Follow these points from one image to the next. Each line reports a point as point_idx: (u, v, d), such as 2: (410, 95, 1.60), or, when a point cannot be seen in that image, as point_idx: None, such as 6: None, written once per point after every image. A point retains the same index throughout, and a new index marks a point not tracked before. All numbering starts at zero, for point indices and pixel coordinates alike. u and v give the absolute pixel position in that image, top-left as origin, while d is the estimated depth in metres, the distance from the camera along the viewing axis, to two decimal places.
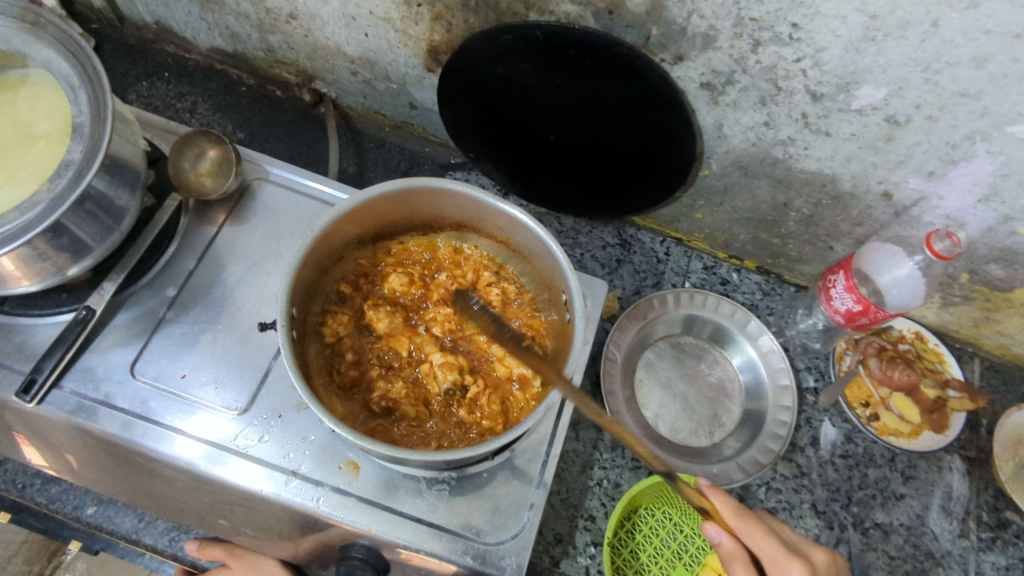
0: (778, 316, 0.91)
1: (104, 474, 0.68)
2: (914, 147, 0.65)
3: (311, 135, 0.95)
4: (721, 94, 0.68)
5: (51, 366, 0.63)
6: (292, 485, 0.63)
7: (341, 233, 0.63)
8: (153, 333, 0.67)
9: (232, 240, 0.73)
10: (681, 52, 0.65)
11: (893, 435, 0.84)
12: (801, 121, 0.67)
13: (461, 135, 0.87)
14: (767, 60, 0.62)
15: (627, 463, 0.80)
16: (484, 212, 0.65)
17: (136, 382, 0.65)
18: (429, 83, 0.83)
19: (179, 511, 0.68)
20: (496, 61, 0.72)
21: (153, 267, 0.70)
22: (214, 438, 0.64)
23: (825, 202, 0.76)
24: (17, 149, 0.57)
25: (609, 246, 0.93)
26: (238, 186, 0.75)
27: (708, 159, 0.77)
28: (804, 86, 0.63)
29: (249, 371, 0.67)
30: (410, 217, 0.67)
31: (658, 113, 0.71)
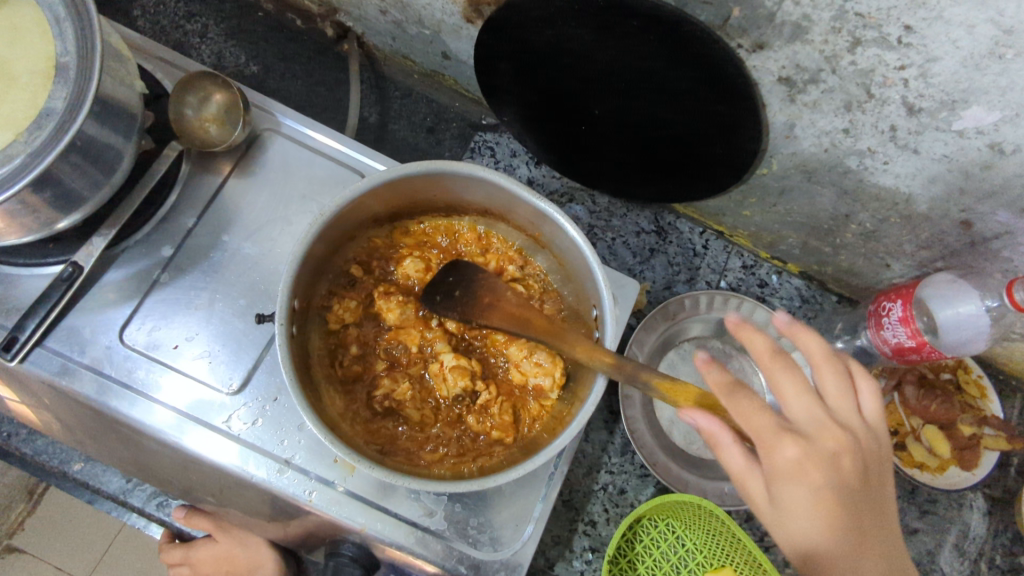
0: (815, 327, 0.85)
1: (88, 438, 0.65)
2: (1013, 180, 0.56)
3: (331, 75, 0.86)
4: (800, 92, 0.59)
5: (33, 326, 0.59)
6: (285, 475, 0.59)
7: (354, 213, 0.56)
8: (145, 296, 0.63)
9: (237, 196, 0.67)
10: (763, 40, 0.55)
11: (918, 468, 0.79)
12: (887, 134, 0.58)
13: (496, 96, 0.78)
14: (864, 62, 0.53)
15: (634, 469, 0.76)
16: (514, 205, 0.58)
17: (124, 349, 0.61)
18: (466, 34, 0.73)
19: (166, 482, 0.65)
20: (546, 23, 0.62)
21: (148, 221, 0.64)
22: (205, 417, 0.60)
23: (893, 219, 0.68)
24: None
25: (644, 233, 0.86)
26: (246, 137, 0.68)
27: (770, 158, 0.69)
28: (901, 97, 0.54)
29: (246, 346, 0.62)
30: (433, 198, 0.59)
31: (723, 105, 0.63)
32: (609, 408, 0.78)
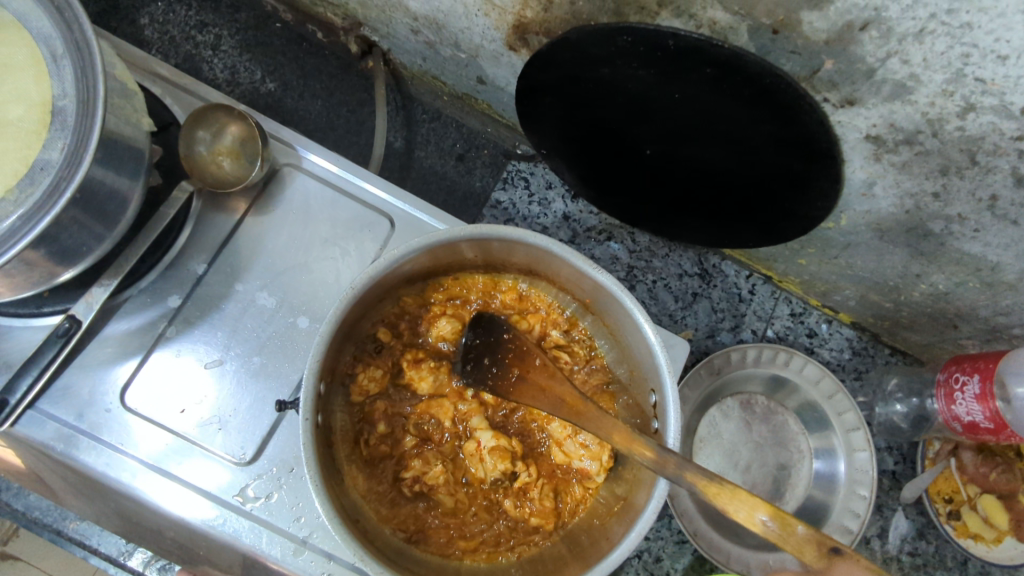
0: (866, 382, 0.79)
1: (85, 501, 0.59)
2: None
3: (354, 94, 0.80)
4: (889, 152, 0.52)
5: (26, 386, 0.53)
6: (301, 556, 0.54)
7: (385, 279, 0.50)
8: (150, 350, 0.57)
9: (252, 240, 0.60)
10: (855, 95, 0.49)
11: (972, 539, 0.73)
12: (984, 202, 0.52)
13: (535, 128, 0.71)
14: (973, 129, 0.46)
15: (672, 535, 0.71)
16: (564, 269, 0.52)
17: (126, 411, 0.55)
18: (506, 61, 0.66)
19: (168, 551, 0.60)
20: (602, 61, 0.56)
21: (155, 267, 0.58)
22: (216, 492, 0.54)
23: (971, 284, 0.62)
24: None
25: (687, 275, 0.80)
26: (264, 173, 0.61)
27: (839, 212, 0.62)
28: (1011, 167, 0.48)
29: (260, 410, 0.56)
30: (472, 257, 0.53)
31: (796, 159, 0.56)
32: None
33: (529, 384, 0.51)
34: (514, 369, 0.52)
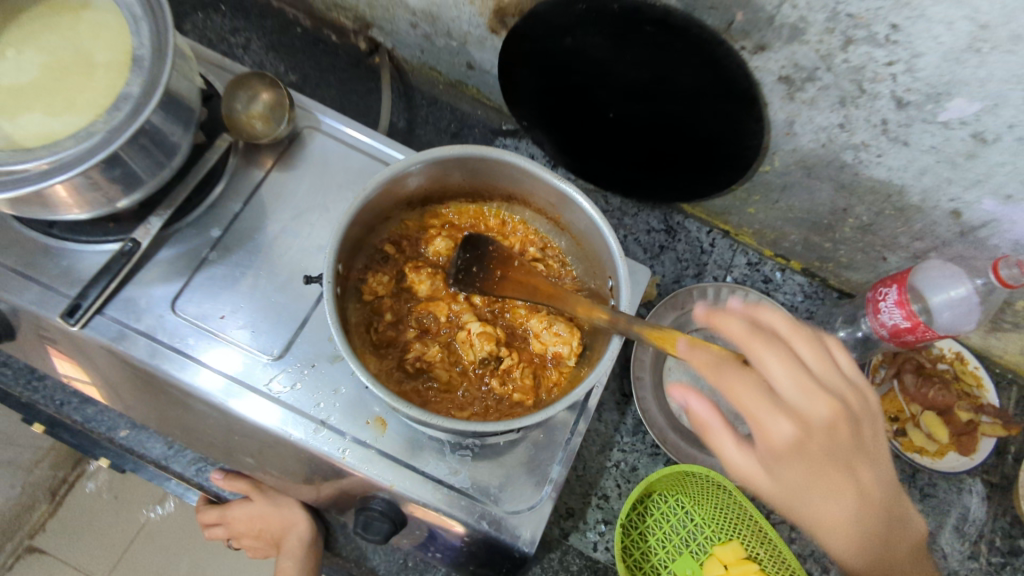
0: (817, 321, 0.89)
1: (141, 400, 0.70)
2: (996, 168, 0.62)
3: (363, 86, 0.93)
4: (798, 90, 0.65)
5: (95, 294, 0.64)
6: (320, 434, 0.65)
7: (391, 194, 0.61)
8: (194, 272, 0.68)
9: (278, 188, 0.73)
10: (764, 41, 0.62)
11: (918, 452, 0.84)
12: (879, 128, 0.64)
13: (517, 102, 0.84)
14: (856, 60, 0.58)
15: (646, 448, 0.82)
16: (538, 189, 0.63)
17: (176, 318, 0.66)
18: (490, 44, 0.80)
19: (207, 445, 0.71)
20: (565, 31, 0.69)
21: (199, 206, 0.70)
22: (251, 381, 0.65)
23: (888, 212, 0.74)
24: (73, 78, 0.56)
25: (654, 231, 0.91)
26: (289, 132, 0.74)
27: (771, 155, 0.75)
28: (890, 91, 0.60)
29: (289, 319, 0.68)
30: (462, 183, 0.65)
31: (727, 104, 0.69)
32: (621, 391, 0.84)
33: (509, 280, 0.62)
34: (496, 270, 0.63)
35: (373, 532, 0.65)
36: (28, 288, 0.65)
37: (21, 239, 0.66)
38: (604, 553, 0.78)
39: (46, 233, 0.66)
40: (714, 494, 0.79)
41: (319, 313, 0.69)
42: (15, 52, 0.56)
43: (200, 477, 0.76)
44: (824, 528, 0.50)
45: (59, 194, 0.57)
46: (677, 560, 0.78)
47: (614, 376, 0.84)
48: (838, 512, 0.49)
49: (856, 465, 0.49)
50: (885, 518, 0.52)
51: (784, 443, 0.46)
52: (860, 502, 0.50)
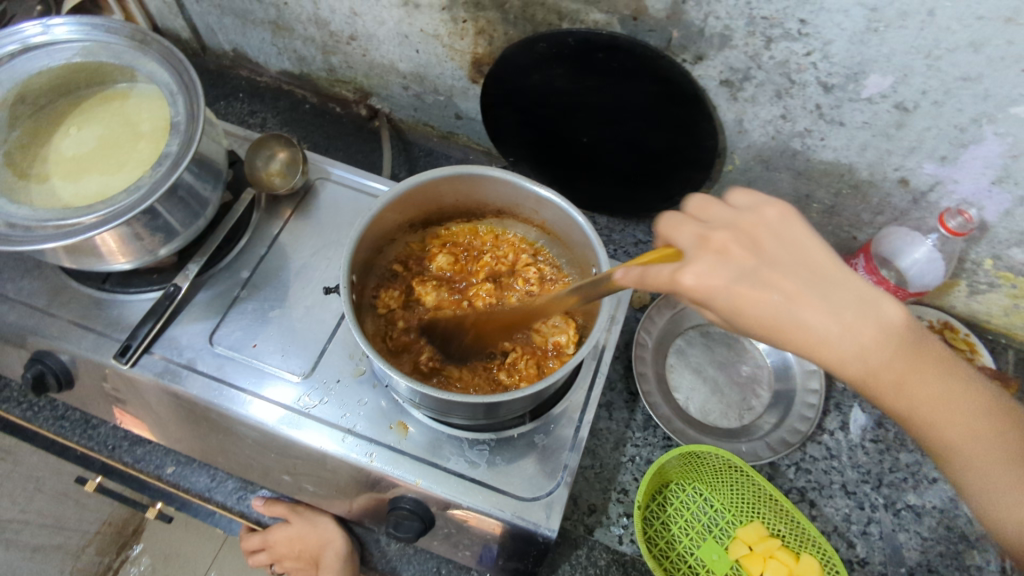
0: None
1: (185, 431, 0.77)
2: (924, 133, 0.69)
3: (366, 146, 1.05)
4: (739, 90, 0.74)
5: (143, 334, 0.72)
6: (348, 441, 0.70)
7: (394, 215, 0.69)
8: (228, 310, 0.77)
9: (298, 231, 0.82)
10: (700, 52, 0.72)
11: None
12: (816, 112, 0.72)
13: (502, 142, 0.94)
14: (780, 55, 0.68)
15: (658, 441, 0.85)
16: (522, 199, 0.71)
17: (214, 350, 0.74)
18: (473, 93, 0.92)
19: (247, 467, 0.77)
20: (533, 68, 0.80)
21: (229, 253, 0.79)
22: (281, 399, 0.72)
23: (845, 191, 0.81)
24: (125, 145, 0.68)
25: (641, 242, 0.99)
26: (303, 184, 0.84)
27: (731, 154, 0.83)
28: (815, 78, 0.69)
29: (314, 343, 0.76)
30: (455, 202, 0.73)
31: (683, 111, 0.78)
32: (629, 390, 0.88)
33: None
34: None
35: (404, 529, 0.68)
36: (85, 336, 0.73)
37: (78, 295, 0.75)
38: (630, 546, 0.79)
39: (99, 288, 0.76)
40: (730, 477, 0.80)
41: (340, 335, 0.76)
42: (78, 129, 0.69)
43: (242, 504, 0.81)
44: (810, 346, 0.49)
45: (105, 242, 0.66)
46: (702, 546, 0.79)
47: (620, 376, 0.89)
48: (817, 329, 0.48)
49: (807, 285, 0.49)
50: (877, 328, 0.50)
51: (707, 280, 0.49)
52: (834, 313, 0.49)
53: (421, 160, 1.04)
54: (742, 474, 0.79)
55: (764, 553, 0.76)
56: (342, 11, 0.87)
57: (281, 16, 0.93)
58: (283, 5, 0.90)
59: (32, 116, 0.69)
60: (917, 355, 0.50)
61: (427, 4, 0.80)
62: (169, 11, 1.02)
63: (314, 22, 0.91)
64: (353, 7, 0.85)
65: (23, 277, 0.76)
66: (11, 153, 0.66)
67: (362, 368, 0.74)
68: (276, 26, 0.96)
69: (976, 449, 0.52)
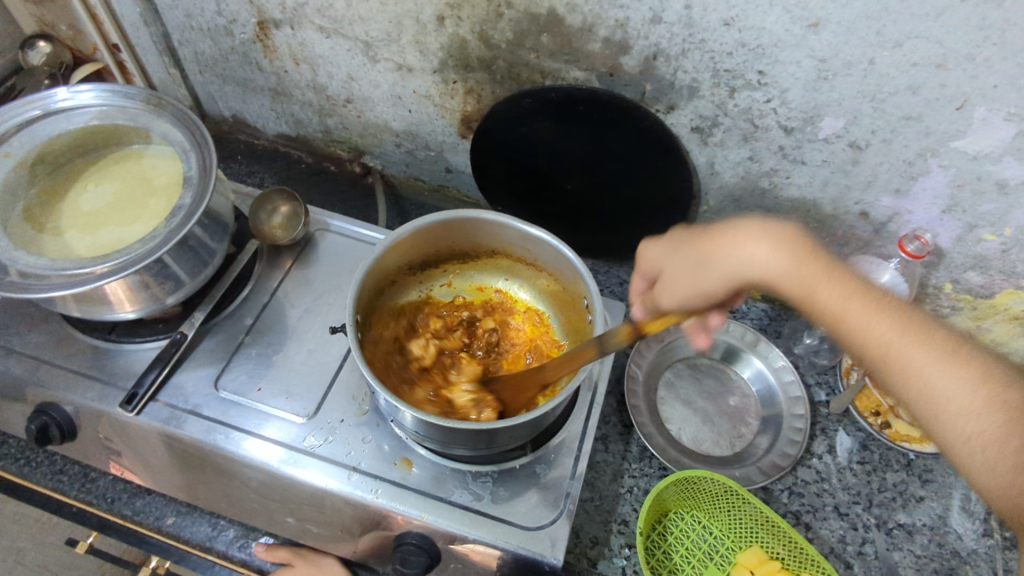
0: (785, 338, 1.00)
1: (187, 476, 0.77)
2: (878, 168, 0.76)
3: (360, 201, 1.09)
4: (709, 136, 0.81)
5: (149, 382, 0.74)
6: (353, 478, 0.71)
7: (395, 256, 0.73)
8: (232, 356, 0.79)
9: (299, 278, 0.86)
10: (672, 102, 0.79)
11: (906, 441, 0.91)
12: (779, 153, 0.79)
13: (490, 192, 1.00)
14: (743, 103, 0.75)
15: (654, 471, 0.87)
16: (514, 239, 0.76)
17: (219, 394, 0.76)
18: (462, 148, 0.98)
19: (251, 512, 0.78)
20: (519, 122, 0.87)
21: (233, 301, 0.82)
22: (286, 440, 0.73)
23: (812, 225, 0.87)
24: (139, 200, 0.72)
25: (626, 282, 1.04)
26: (304, 235, 0.89)
27: (705, 195, 0.90)
28: (776, 122, 0.76)
29: (317, 384, 0.77)
30: (451, 244, 0.78)
31: (659, 157, 0.85)
32: (623, 423, 0.91)
33: None
34: None
35: (412, 565, 0.69)
36: (91, 386, 0.74)
37: (84, 346, 0.77)
38: None
39: (105, 338, 0.78)
40: (727, 503, 0.82)
41: (343, 375, 0.78)
42: (95, 185, 0.74)
43: (243, 552, 0.81)
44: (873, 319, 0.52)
45: (114, 290, 0.69)
46: (705, 573, 0.80)
47: (613, 410, 0.91)
48: (740, 266, 0.55)
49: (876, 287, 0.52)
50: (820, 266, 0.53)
51: (669, 287, 0.58)
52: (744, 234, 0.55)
53: (413, 211, 1.09)
54: (738, 498, 0.81)
55: None
56: (339, 76, 0.93)
57: (280, 83, 0.99)
58: (284, 73, 0.97)
59: (51, 175, 0.73)
60: (883, 304, 0.51)
61: (420, 67, 0.87)
62: (173, 82, 1.08)
63: (312, 88, 0.98)
64: (350, 72, 0.92)
65: (31, 330, 0.78)
66: (31, 208, 0.70)
67: (365, 408, 0.76)
68: (275, 93, 1.02)
69: (962, 405, 0.47)
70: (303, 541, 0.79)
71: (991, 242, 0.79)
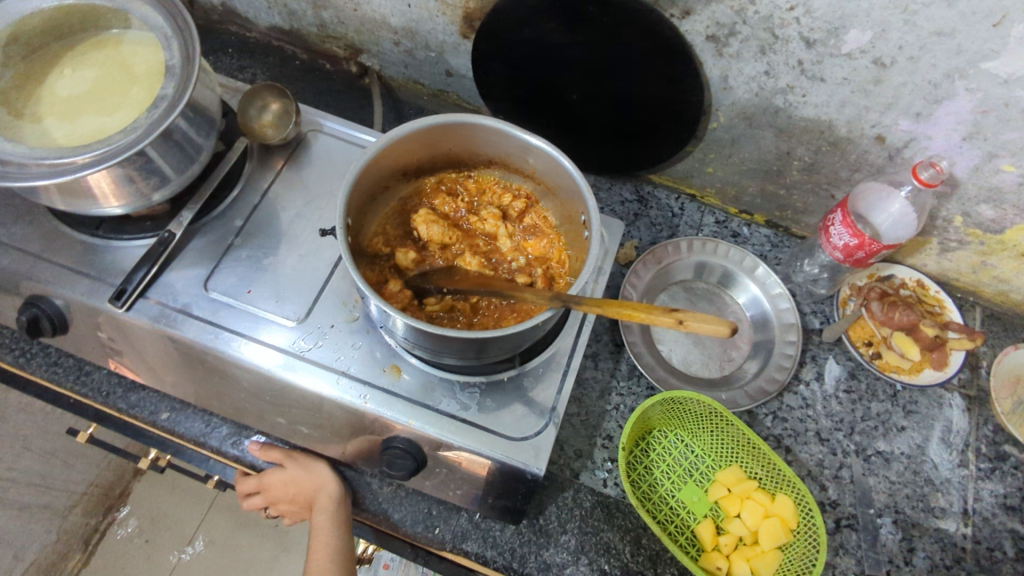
0: (785, 265, 0.98)
1: (181, 373, 0.78)
2: (901, 89, 0.72)
3: (357, 103, 1.05)
4: (725, 46, 0.76)
5: (139, 279, 0.73)
6: (343, 384, 0.72)
7: (388, 161, 0.70)
8: (222, 257, 0.78)
9: (290, 180, 0.84)
10: (689, 7, 0.74)
11: (895, 372, 0.91)
12: (797, 68, 0.75)
13: (492, 99, 0.96)
14: (764, 10, 0.70)
15: (642, 390, 0.88)
16: (512, 148, 0.73)
17: (209, 295, 0.75)
18: (464, 49, 0.93)
19: (243, 411, 0.80)
20: (524, 23, 0.81)
21: (222, 202, 0.80)
22: (276, 343, 0.73)
23: (824, 148, 0.84)
24: (120, 88, 0.69)
25: (628, 201, 1.01)
26: (296, 135, 0.85)
27: (716, 111, 0.86)
28: (798, 33, 0.71)
29: (309, 290, 0.77)
30: (448, 150, 0.75)
31: (669, 67, 0.80)
32: (614, 341, 0.91)
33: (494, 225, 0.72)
34: None
35: (398, 468, 0.71)
36: (79, 281, 0.74)
37: (71, 241, 0.76)
38: (614, 489, 0.83)
39: (92, 233, 0.76)
40: (709, 423, 0.84)
41: (334, 282, 0.78)
42: (73, 71, 0.70)
43: (236, 449, 0.83)
44: None
45: (98, 185, 0.66)
46: (683, 489, 0.82)
47: (606, 329, 0.91)
48: None
49: None
50: None
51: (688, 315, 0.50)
52: None
53: (410, 115, 1.05)
54: (722, 419, 0.82)
55: (741, 494, 0.80)
56: None
57: None
58: None
59: (26, 58, 0.70)
60: None
61: None
62: None
63: None
64: None
65: (16, 222, 0.76)
66: (6, 93, 0.67)
67: (355, 315, 0.76)
68: None
69: None
70: (294, 443, 0.81)
71: (1009, 173, 0.75)
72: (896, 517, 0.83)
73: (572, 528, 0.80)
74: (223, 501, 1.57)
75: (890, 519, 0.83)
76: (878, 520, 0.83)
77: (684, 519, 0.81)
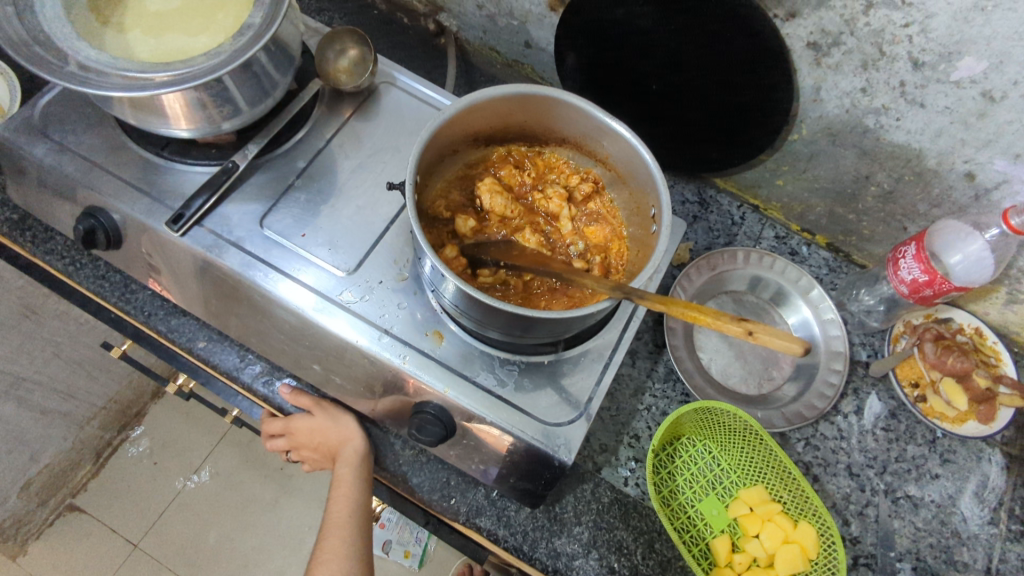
0: (840, 291, 0.95)
1: (224, 305, 0.78)
2: (1005, 126, 0.68)
3: (429, 62, 1.04)
4: (825, 56, 0.73)
5: (197, 206, 0.73)
6: (384, 341, 0.71)
7: (463, 124, 0.69)
8: (281, 196, 0.77)
9: (358, 130, 0.83)
10: (795, 9, 0.71)
11: (938, 418, 0.88)
12: (898, 89, 0.71)
13: (568, 78, 0.94)
14: (877, 23, 0.67)
15: (676, 395, 0.86)
16: (590, 129, 0.70)
17: (263, 233, 0.75)
18: (549, 22, 0.90)
19: (279, 352, 0.80)
20: (619, 3, 0.79)
21: (288, 141, 0.80)
22: (323, 290, 0.73)
23: (907, 177, 0.80)
24: (208, 11, 0.68)
25: (687, 202, 0.99)
26: (369, 85, 0.84)
27: (800, 123, 0.83)
28: (907, 53, 0.67)
29: (362, 243, 0.76)
30: (523, 122, 0.73)
31: (760, 69, 0.77)
32: (654, 342, 0.89)
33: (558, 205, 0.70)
34: None
35: (427, 434, 0.70)
36: (139, 199, 0.74)
37: (136, 157, 0.76)
38: (634, 489, 0.81)
39: (157, 153, 0.76)
40: (741, 440, 0.82)
41: (388, 238, 0.77)
42: None
43: (266, 389, 0.84)
44: None
45: (171, 105, 0.66)
46: (704, 500, 0.81)
47: (648, 328, 0.90)
48: None
49: None
50: None
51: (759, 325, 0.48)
52: None
53: (481, 82, 1.03)
54: (755, 437, 0.81)
55: (763, 515, 0.78)
56: None
57: None
58: None
59: None
60: None
61: None
62: None
63: None
64: None
65: (85, 130, 0.76)
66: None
67: (405, 275, 0.75)
68: None
69: None
70: (325, 392, 0.81)
71: None
72: (917, 564, 0.81)
73: (587, 521, 0.79)
74: (233, 437, 1.59)
75: (910, 565, 0.81)
76: (897, 564, 0.81)
77: (700, 531, 0.79)
